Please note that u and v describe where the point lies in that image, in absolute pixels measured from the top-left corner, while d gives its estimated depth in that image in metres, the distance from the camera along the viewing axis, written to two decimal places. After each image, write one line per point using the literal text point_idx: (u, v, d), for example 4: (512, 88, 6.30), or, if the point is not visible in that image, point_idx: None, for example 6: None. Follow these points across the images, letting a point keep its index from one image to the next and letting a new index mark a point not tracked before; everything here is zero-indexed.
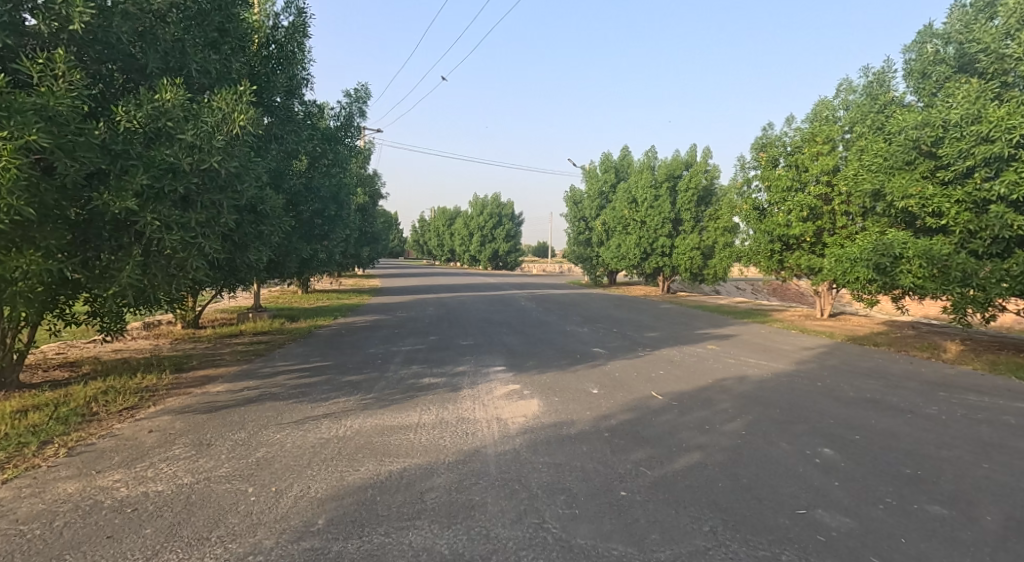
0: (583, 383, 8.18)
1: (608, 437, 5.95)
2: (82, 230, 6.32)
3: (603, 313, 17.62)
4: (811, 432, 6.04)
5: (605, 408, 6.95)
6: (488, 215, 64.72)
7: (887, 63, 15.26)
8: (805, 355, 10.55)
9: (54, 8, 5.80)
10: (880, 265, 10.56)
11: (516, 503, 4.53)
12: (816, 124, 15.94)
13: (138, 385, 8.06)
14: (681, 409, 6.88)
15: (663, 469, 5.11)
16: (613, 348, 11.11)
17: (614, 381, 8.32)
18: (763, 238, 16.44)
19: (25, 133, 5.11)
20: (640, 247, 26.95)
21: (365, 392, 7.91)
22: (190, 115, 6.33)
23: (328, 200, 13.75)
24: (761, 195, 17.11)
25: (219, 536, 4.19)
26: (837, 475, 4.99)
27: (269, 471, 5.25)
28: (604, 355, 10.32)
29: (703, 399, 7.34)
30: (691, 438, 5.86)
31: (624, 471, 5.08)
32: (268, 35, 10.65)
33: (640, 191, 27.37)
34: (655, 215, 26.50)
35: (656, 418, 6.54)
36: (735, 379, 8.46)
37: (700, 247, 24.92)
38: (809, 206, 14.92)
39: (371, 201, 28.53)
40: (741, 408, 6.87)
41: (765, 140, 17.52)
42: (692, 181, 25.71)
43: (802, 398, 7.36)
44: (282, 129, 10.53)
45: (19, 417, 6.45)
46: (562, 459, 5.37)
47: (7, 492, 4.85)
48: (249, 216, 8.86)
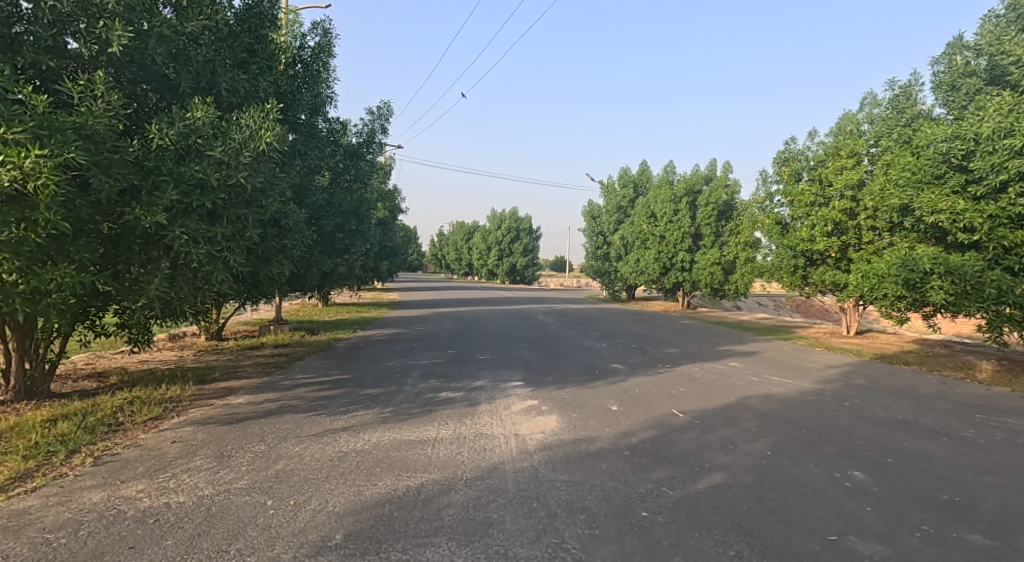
0: (602, 399, 8.12)
1: (628, 454, 5.90)
2: (113, 243, 6.45)
3: (623, 329, 17.47)
4: (841, 454, 5.93)
5: (625, 425, 6.89)
6: (506, 229, 64.80)
7: (913, 77, 15.11)
8: (832, 374, 10.34)
9: (94, 32, 5.97)
10: (910, 281, 10.28)
11: (535, 521, 4.50)
12: (839, 139, 15.83)
13: (163, 396, 8.15)
14: (703, 427, 6.79)
15: (685, 490, 5.04)
16: (632, 364, 11.05)
17: (634, 397, 8.25)
18: (786, 254, 16.25)
19: (64, 151, 5.09)
20: (659, 262, 26.81)
21: (384, 406, 7.92)
22: (219, 132, 6.49)
23: (349, 215, 13.95)
24: (783, 210, 16.99)
25: (238, 549, 4.21)
26: (869, 499, 4.89)
27: (288, 484, 5.27)
28: (623, 371, 10.26)
29: (725, 417, 7.24)
30: (714, 458, 5.79)
31: (645, 491, 5.02)
32: (295, 55, 11.00)
33: (659, 206, 27.32)
34: (674, 230, 26.37)
35: (678, 436, 6.46)
36: (759, 397, 8.35)
37: (721, 262, 24.69)
38: (834, 221, 14.79)
39: (391, 216, 28.81)
40: (765, 428, 6.77)
41: (787, 154, 17.45)
42: (712, 196, 25.59)
43: (830, 419, 7.22)
44: (306, 146, 10.79)
45: (48, 426, 6.55)
46: (582, 477, 5.31)
47: (35, 500, 4.93)
48: (272, 229, 9.04)
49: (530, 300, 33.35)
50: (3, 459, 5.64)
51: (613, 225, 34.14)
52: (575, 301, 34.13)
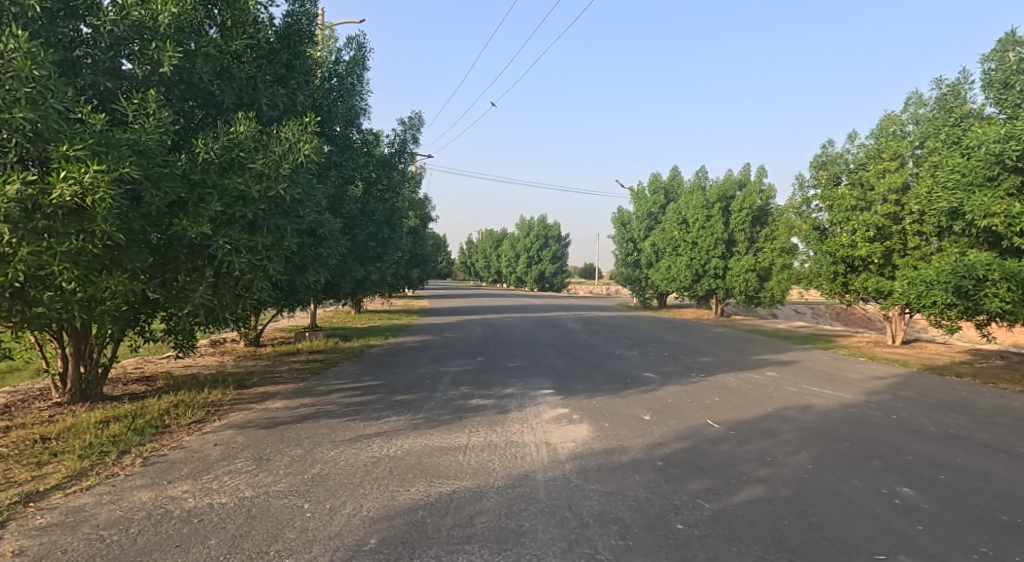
0: (634, 408, 8.15)
1: (661, 465, 5.94)
2: (161, 253, 6.74)
3: (654, 337, 17.39)
4: (888, 469, 5.87)
5: (657, 435, 6.92)
6: (535, 236, 64.84)
7: (962, 75, 14.77)
8: (877, 386, 10.16)
9: (148, 53, 6.28)
10: (960, 289, 10.10)
11: (567, 531, 4.58)
12: (882, 141, 15.55)
13: (205, 400, 8.44)
14: (740, 439, 6.79)
15: (721, 503, 5.06)
16: (664, 372, 11.02)
17: (667, 407, 8.26)
18: (825, 260, 16.02)
19: (120, 166, 5.31)
20: (691, 269, 26.59)
21: (415, 413, 8.07)
22: (260, 145, 6.74)
23: (381, 224, 14.24)
24: (821, 215, 16.78)
25: (277, 550, 4.37)
26: (920, 518, 4.84)
27: (324, 488, 5.45)
28: (655, 380, 10.26)
29: (763, 429, 7.22)
30: (752, 471, 5.79)
31: (680, 503, 5.06)
32: (331, 69, 11.41)
33: (691, 212, 27.11)
34: (707, 236, 26.13)
35: (714, 448, 6.47)
36: (798, 408, 8.28)
37: (756, 269, 24.45)
38: (876, 226, 14.52)
39: (421, 224, 29.18)
40: (805, 441, 6.73)
41: (825, 158, 17.47)
42: (746, 201, 25.28)
43: (875, 432, 7.13)
44: (341, 157, 11.10)
45: (101, 427, 6.87)
46: (614, 487, 5.38)
47: (88, 497, 5.18)
48: (309, 238, 9.32)
49: (560, 308, 33.32)
50: (59, 458, 5.93)
51: (644, 232, 33.99)
52: (605, 308, 33.99)
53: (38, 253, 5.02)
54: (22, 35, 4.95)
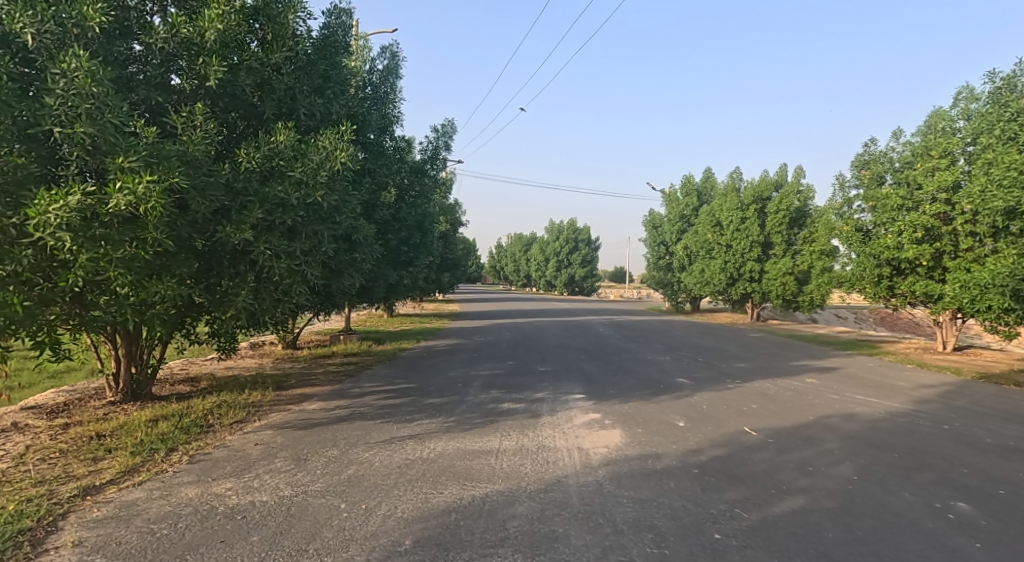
0: (668, 414, 8.17)
1: (696, 473, 5.95)
2: (206, 259, 7.03)
3: (688, 342, 17.29)
4: (940, 483, 5.78)
5: (692, 441, 6.94)
6: (565, 240, 64.74)
7: (1018, 67, 14.24)
8: (926, 394, 9.96)
9: (195, 68, 6.58)
10: (1019, 292, 9.93)
11: (601, 538, 4.64)
12: (930, 138, 15.06)
13: (246, 400, 8.73)
14: (779, 447, 6.77)
15: (760, 513, 5.06)
16: (698, 378, 10.99)
17: (701, 413, 8.26)
18: (869, 263, 15.72)
19: (170, 176, 5.57)
20: (726, 272, 26.37)
21: (448, 416, 8.22)
22: (299, 154, 6.98)
23: (414, 229, 14.48)
24: (864, 216, 16.47)
25: (316, 549, 4.51)
26: (975, 534, 4.75)
27: (359, 489, 5.61)
28: (689, 386, 10.24)
29: (804, 437, 7.17)
30: (793, 481, 5.77)
31: (716, 512, 5.08)
32: (365, 78, 11.71)
33: (725, 214, 26.82)
34: (741, 239, 25.83)
35: (752, 456, 6.46)
36: (842, 417, 8.19)
37: (793, 272, 24.01)
38: (924, 227, 14.21)
39: (452, 229, 29.47)
40: (850, 451, 6.67)
41: (867, 157, 17.24)
42: (783, 203, 24.86)
43: (925, 443, 7.03)
44: (375, 164, 11.33)
45: (150, 425, 7.17)
46: (648, 495, 5.42)
47: (140, 492, 5.43)
48: (344, 244, 9.57)
49: (591, 312, 33.28)
50: (114, 454, 6.23)
51: (676, 235, 33.68)
52: (636, 313, 33.84)
53: (95, 260, 5.29)
54: (83, 55, 5.26)
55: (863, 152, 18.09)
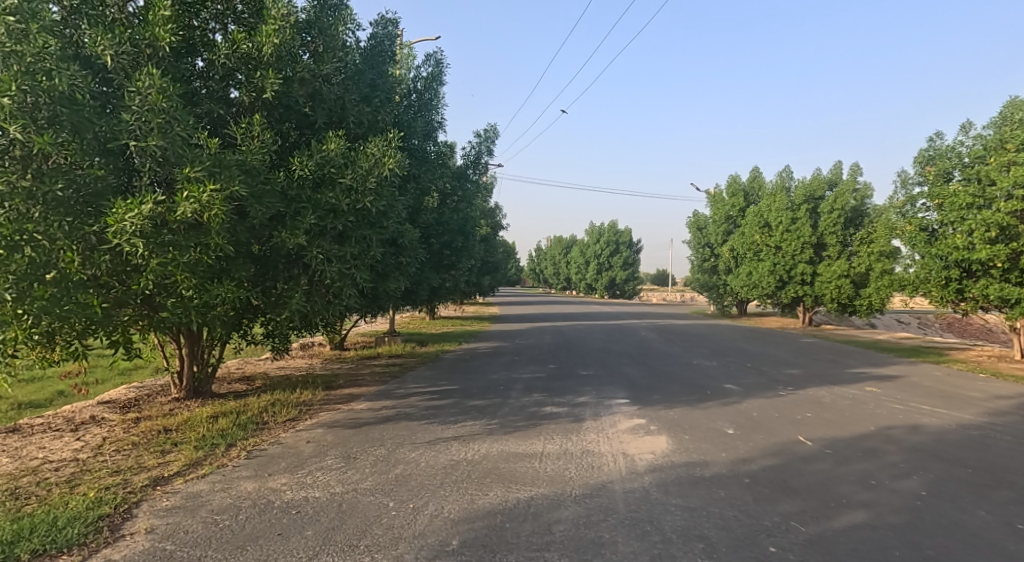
0: (716, 421, 8.13)
1: (748, 483, 5.93)
2: (262, 263, 7.34)
3: (735, 347, 17.05)
4: (1017, 501, 5.58)
5: (743, 450, 6.91)
6: (606, 243, 64.35)
7: None
8: (1000, 406, 9.60)
9: (253, 82, 6.89)
10: None
11: (649, 545, 4.68)
12: (1003, 130, 14.38)
13: (297, 398, 9.07)
14: (838, 459, 6.67)
15: (818, 527, 5.00)
16: (747, 384, 10.87)
17: (751, 421, 8.20)
18: (934, 264, 15.26)
19: (231, 185, 5.86)
20: (776, 275, 26.00)
21: (491, 418, 8.38)
22: (349, 161, 7.21)
23: (456, 233, 14.71)
24: (929, 215, 15.93)
25: (367, 545, 4.67)
26: None
27: (407, 488, 5.80)
28: (737, 392, 10.16)
29: (865, 449, 7.05)
30: (854, 494, 5.67)
31: (771, 524, 5.04)
32: (410, 86, 12.01)
33: (775, 214, 26.34)
34: (792, 240, 25.30)
35: (808, 467, 6.40)
36: (906, 428, 8.01)
37: (850, 275, 23.32)
38: (997, 225, 13.71)
39: (492, 231, 29.67)
40: (916, 465, 6.51)
41: (933, 151, 16.28)
42: (837, 202, 24.20)
43: (997, 458, 6.82)
44: (419, 169, 11.53)
45: (211, 421, 7.53)
46: (698, 504, 5.43)
47: (203, 484, 5.74)
48: (390, 249, 9.83)
49: (633, 315, 33.07)
50: (179, 448, 6.58)
51: (721, 236, 33.08)
52: (680, 317, 33.48)
53: (165, 264, 5.63)
54: (156, 72, 5.60)
55: (929, 146, 17.03)
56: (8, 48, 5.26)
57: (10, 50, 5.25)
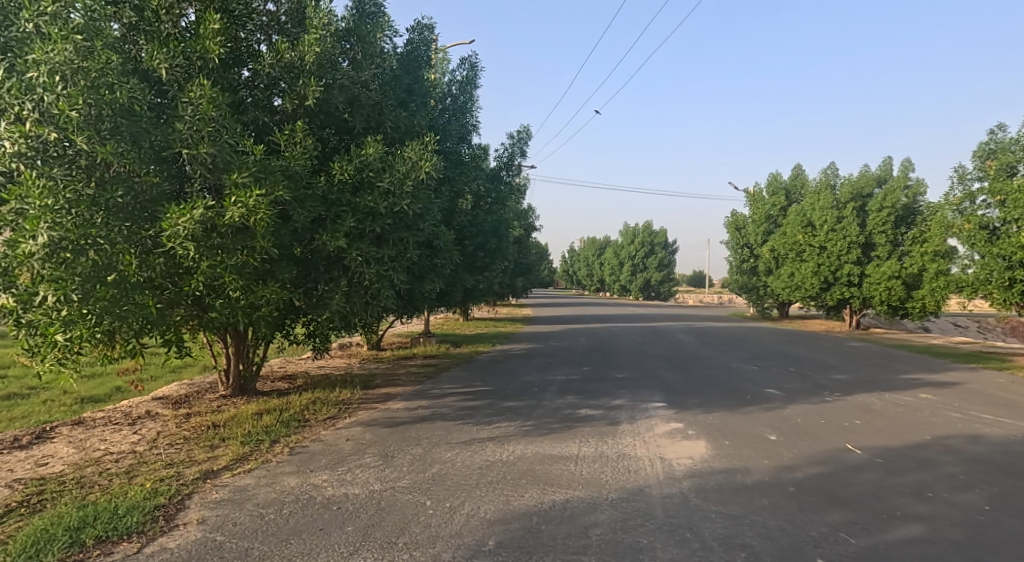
0: (759, 428, 8.05)
1: (792, 492, 5.83)
2: (304, 265, 7.57)
3: (776, 350, 16.77)
4: None
5: (787, 457, 6.82)
6: (640, 243, 63.82)
7: None
8: None
9: (296, 89, 7.12)
10: None
11: (688, 552, 4.62)
12: None
13: (336, 397, 9.30)
14: (890, 469, 6.50)
15: (871, 539, 4.82)
16: (790, 390, 10.71)
17: (795, 428, 8.09)
18: (995, 265, 14.84)
19: (275, 189, 6.08)
20: (820, 276, 25.56)
21: (525, 419, 8.46)
22: (387, 165, 7.37)
23: (490, 235, 14.85)
24: (990, 212, 15.45)
25: (405, 542, 4.76)
26: None
27: (443, 487, 5.92)
28: (780, 398, 10.02)
29: (919, 460, 6.85)
30: (909, 507, 5.48)
31: (818, 535, 4.89)
32: (445, 90, 12.21)
33: (820, 213, 25.88)
34: (839, 239, 24.76)
35: (858, 477, 6.24)
36: (963, 438, 7.77)
37: (901, 276, 22.70)
38: None
39: (526, 233, 29.78)
40: (976, 477, 6.28)
41: (993, 145, 15.68)
42: (888, 199, 23.59)
43: None
44: (454, 172, 11.69)
45: (256, 418, 7.79)
46: (740, 511, 5.35)
47: (249, 479, 5.95)
48: (426, 251, 9.99)
49: (668, 318, 32.80)
50: (227, 443, 6.84)
51: (761, 236, 32.52)
52: (717, 319, 33.06)
53: (214, 267, 5.87)
54: (206, 83, 5.86)
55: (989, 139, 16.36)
56: (76, 63, 5.40)
57: (77, 67, 5.39)
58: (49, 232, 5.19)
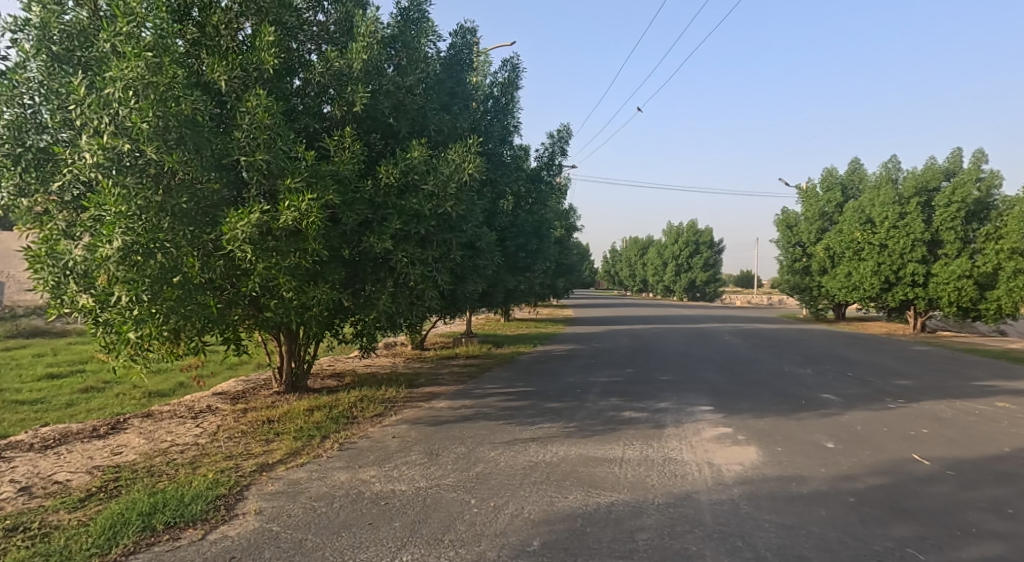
0: (815, 435, 7.89)
1: (853, 503, 5.64)
2: (353, 266, 7.81)
3: (832, 354, 16.31)
4: None
5: (846, 466, 6.66)
6: (684, 243, 62.82)
7: None
8: None
9: (345, 96, 7.35)
10: None
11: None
12: None
13: (383, 395, 9.54)
14: (964, 483, 6.19)
15: (942, 556, 4.59)
16: (848, 396, 10.43)
17: (854, 435, 7.89)
18: None
19: (325, 194, 6.30)
20: (880, 276, 24.82)
21: (568, 421, 8.52)
22: (431, 168, 7.53)
23: (531, 235, 14.93)
24: None
25: (451, 540, 4.88)
26: None
27: (487, 486, 6.03)
28: (838, 404, 9.77)
29: (994, 473, 6.53)
30: (985, 523, 5.19)
31: (883, 550, 4.70)
32: (487, 92, 12.35)
33: (880, 209, 25.08)
34: (902, 237, 23.92)
35: (927, 490, 5.97)
36: None
37: (972, 275, 21.91)
38: None
39: (567, 234, 29.78)
40: None
41: None
42: (957, 194, 22.57)
43: None
44: (496, 173, 11.82)
45: (308, 414, 8.07)
46: (796, 522, 5.20)
47: (302, 472, 6.19)
48: (468, 251, 10.14)
49: (715, 319, 32.30)
50: (282, 437, 7.12)
51: (815, 234, 31.72)
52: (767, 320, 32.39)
53: (269, 269, 6.13)
54: (262, 93, 6.12)
55: None
56: (147, 79, 5.69)
57: (148, 82, 5.70)
58: (123, 236, 5.52)
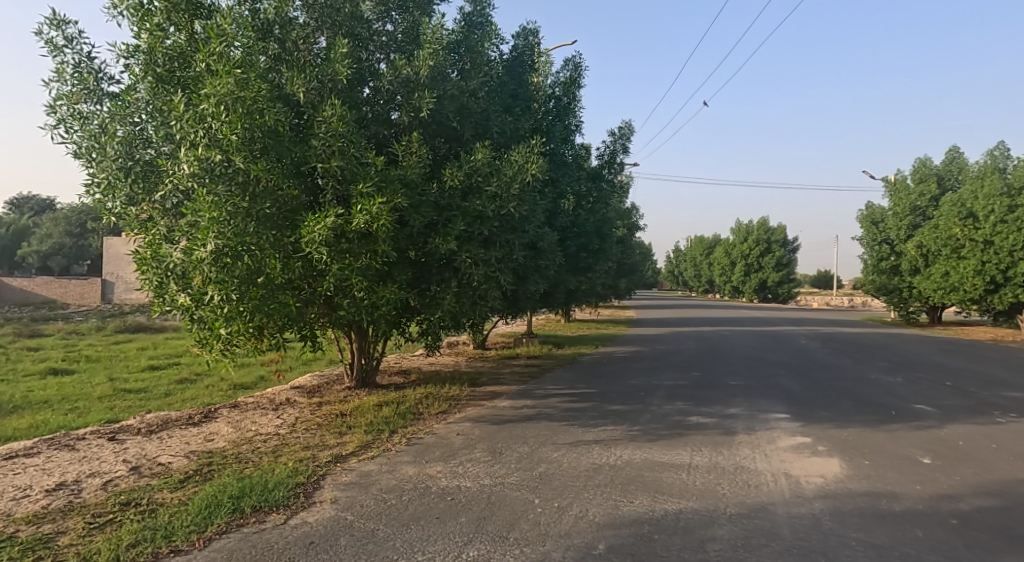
0: (909, 449, 7.56)
1: (954, 525, 5.32)
2: (418, 267, 8.06)
3: (924, 361, 15.47)
4: None
5: (944, 485, 6.31)
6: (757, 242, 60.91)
7: None
8: None
9: (411, 102, 7.60)
10: None
11: None
12: None
13: (447, 393, 9.78)
14: None
15: None
16: (947, 408, 9.89)
17: (954, 451, 7.49)
18: None
19: (394, 197, 6.54)
20: (986, 277, 23.44)
21: (631, 424, 8.50)
22: (494, 170, 7.69)
23: (593, 235, 14.92)
24: None
25: (516, 537, 4.98)
26: None
27: (550, 487, 6.12)
28: (936, 417, 9.28)
29: None
30: None
31: None
32: (549, 92, 12.44)
33: (983, 202, 23.58)
34: (1010, 232, 22.40)
35: None
36: None
37: None
38: None
39: (629, 233, 29.51)
40: None
41: None
42: None
43: None
44: (558, 173, 11.90)
45: (376, 409, 8.38)
46: (886, 542, 4.95)
47: (372, 465, 6.46)
48: (530, 252, 10.26)
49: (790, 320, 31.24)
50: (353, 431, 7.44)
51: (905, 230, 30.18)
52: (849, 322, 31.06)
53: (342, 270, 6.43)
54: (337, 102, 6.42)
55: None
56: (235, 94, 6.03)
57: (237, 97, 6.04)
58: (215, 241, 5.85)
